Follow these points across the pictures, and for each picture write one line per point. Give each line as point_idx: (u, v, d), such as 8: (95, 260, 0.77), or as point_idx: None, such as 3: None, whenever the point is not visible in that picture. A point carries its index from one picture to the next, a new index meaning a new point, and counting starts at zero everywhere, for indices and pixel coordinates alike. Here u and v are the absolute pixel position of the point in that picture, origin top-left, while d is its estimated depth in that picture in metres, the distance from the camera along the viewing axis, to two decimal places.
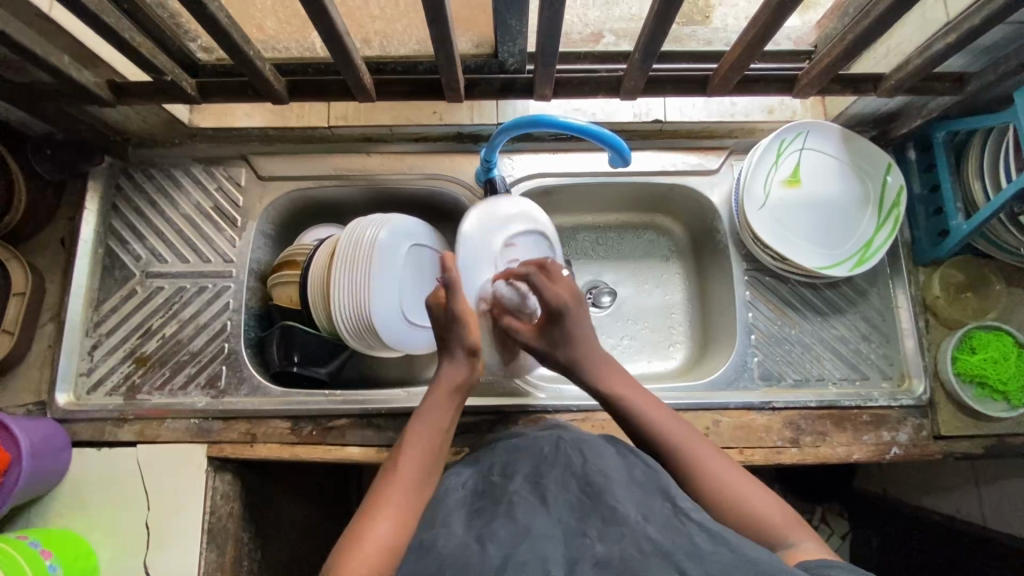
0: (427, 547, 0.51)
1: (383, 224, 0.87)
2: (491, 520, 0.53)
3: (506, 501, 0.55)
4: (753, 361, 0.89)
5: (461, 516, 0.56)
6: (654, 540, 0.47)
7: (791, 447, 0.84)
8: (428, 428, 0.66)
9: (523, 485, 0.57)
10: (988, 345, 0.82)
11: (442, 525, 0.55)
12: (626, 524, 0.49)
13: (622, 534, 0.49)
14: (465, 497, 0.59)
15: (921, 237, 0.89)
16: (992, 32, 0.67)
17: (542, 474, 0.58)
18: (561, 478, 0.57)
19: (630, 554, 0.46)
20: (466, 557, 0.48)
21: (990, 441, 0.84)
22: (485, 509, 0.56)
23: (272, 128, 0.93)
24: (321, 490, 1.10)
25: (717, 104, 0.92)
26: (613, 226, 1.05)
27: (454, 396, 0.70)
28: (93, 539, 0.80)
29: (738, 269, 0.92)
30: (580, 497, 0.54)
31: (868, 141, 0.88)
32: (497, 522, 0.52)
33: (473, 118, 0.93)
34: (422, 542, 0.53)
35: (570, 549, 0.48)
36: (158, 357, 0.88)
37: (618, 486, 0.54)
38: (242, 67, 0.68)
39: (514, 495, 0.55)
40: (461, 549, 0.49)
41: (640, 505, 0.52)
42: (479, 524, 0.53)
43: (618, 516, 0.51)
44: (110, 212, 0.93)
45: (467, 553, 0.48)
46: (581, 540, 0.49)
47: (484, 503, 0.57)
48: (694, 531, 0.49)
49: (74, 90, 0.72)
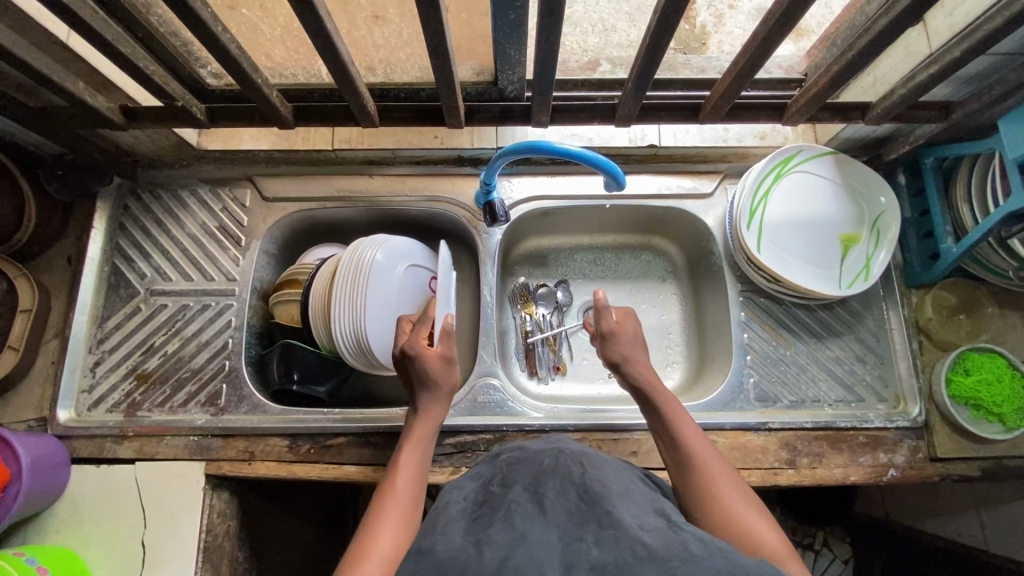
0: (427, 551, 0.51)
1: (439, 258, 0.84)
2: (489, 524, 0.53)
3: (504, 507, 0.55)
4: (749, 382, 0.90)
5: (460, 522, 0.55)
6: (649, 546, 0.48)
7: (788, 468, 0.84)
8: (415, 452, 0.71)
9: (521, 492, 0.57)
10: (981, 367, 0.83)
11: (441, 530, 0.54)
12: (621, 529, 0.50)
13: (617, 538, 0.49)
14: (464, 507, 0.58)
15: (912, 260, 0.91)
16: (975, 63, 0.70)
17: (540, 482, 0.58)
18: (560, 485, 0.57)
19: (625, 559, 0.47)
20: (464, 560, 0.48)
21: (987, 464, 0.84)
22: (483, 515, 0.55)
23: (277, 150, 0.96)
24: (319, 509, 1.11)
25: (710, 131, 0.95)
26: (610, 247, 1.07)
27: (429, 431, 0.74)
28: (88, 556, 0.80)
29: (732, 290, 0.94)
30: (578, 505, 0.55)
31: (862, 165, 0.90)
32: (495, 526, 0.52)
33: (472, 143, 0.95)
34: (422, 546, 0.53)
35: (566, 553, 0.49)
36: (159, 375, 0.89)
37: (615, 497, 0.55)
38: (251, 94, 0.70)
39: (513, 501, 0.55)
40: (460, 554, 0.49)
41: (635, 514, 0.53)
42: (478, 528, 0.53)
43: (614, 523, 0.51)
44: (117, 231, 0.95)
45: (465, 557, 0.49)
46: (578, 545, 0.50)
47: (483, 510, 0.56)
48: (688, 537, 0.49)
49: (87, 113, 0.74)
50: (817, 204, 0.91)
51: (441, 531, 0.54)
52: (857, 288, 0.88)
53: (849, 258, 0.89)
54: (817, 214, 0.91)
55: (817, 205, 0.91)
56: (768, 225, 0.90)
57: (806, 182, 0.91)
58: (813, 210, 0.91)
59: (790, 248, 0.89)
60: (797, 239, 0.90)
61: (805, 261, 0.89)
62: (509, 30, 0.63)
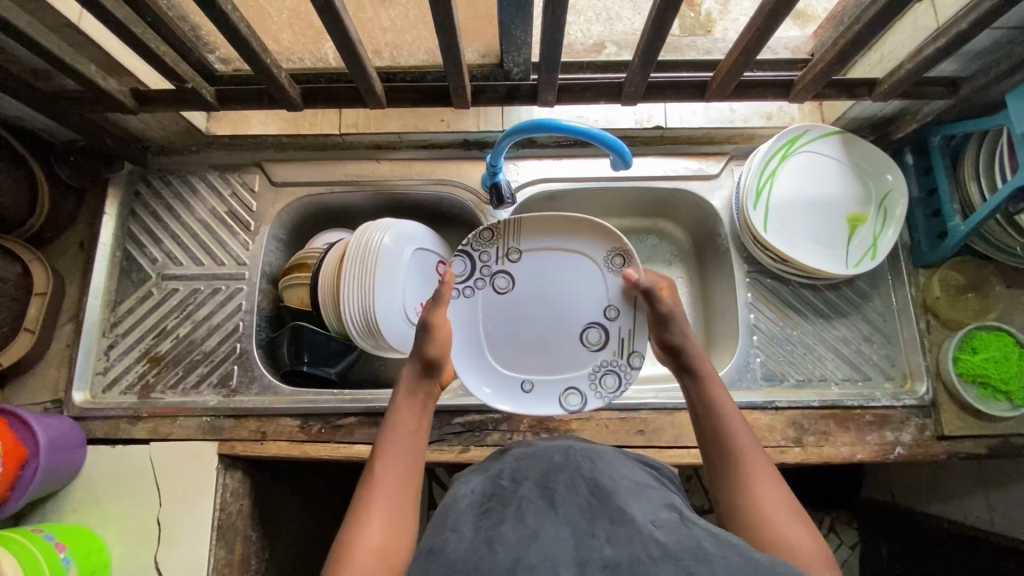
0: (437, 552, 0.49)
1: (605, 234, 0.83)
2: (500, 521, 0.51)
3: (515, 504, 0.54)
4: (755, 362, 0.90)
5: (469, 516, 0.54)
6: (663, 543, 0.47)
7: (794, 446, 0.84)
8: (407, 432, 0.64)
9: (531, 489, 0.56)
10: (989, 345, 0.83)
11: (450, 527, 0.53)
12: (634, 526, 0.49)
13: (631, 535, 0.48)
14: (472, 502, 0.57)
15: (920, 240, 0.90)
16: (982, 37, 0.69)
17: (550, 479, 0.57)
18: (570, 480, 0.56)
19: (639, 557, 0.46)
20: (477, 560, 0.47)
21: (995, 442, 0.84)
22: (492, 509, 0.54)
23: (285, 135, 0.95)
24: (332, 492, 1.13)
25: (716, 111, 0.94)
26: (616, 231, 1.08)
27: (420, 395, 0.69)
28: (105, 534, 0.82)
29: (739, 271, 0.94)
30: (589, 501, 0.53)
31: (869, 145, 0.89)
32: (506, 524, 0.51)
33: (478, 126, 0.94)
34: (432, 546, 0.51)
35: (579, 550, 0.47)
36: (172, 357, 0.91)
37: (625, 493, 0.54)
38: (260, 74, 0.71)
39: (524, 497, 0.54)
40: (472, 554, 0.47)
41: (646, 512, 0.52)
42: (488, 524, 0.52)
43: (626, 520, 0.50)
44: (128, 217, 0.96)
45: (478, 556, 0.47)
46: (590, 541, 0.48)
47: (491, 504, 0.56)
48: (701, 534, 0.49)
49: (98, 96, 0.75)
50: (824, 184, 0.91)
51: (450, 529, 0.52)
52: (864, 267, 0.87)
53: (855, 238, 0.89)
54: (825, 193, 0.90)
55: (824, 185, 0.91)
56: (776, 205, 0.90)
57: (814, 162, 0.91)
58: (819, 190, 0.91)
59: (797, 228, 0.89)
60: (803, 219, 0.90)
61: (812, 240, 0.89)
62: (514, 9, 0.63)
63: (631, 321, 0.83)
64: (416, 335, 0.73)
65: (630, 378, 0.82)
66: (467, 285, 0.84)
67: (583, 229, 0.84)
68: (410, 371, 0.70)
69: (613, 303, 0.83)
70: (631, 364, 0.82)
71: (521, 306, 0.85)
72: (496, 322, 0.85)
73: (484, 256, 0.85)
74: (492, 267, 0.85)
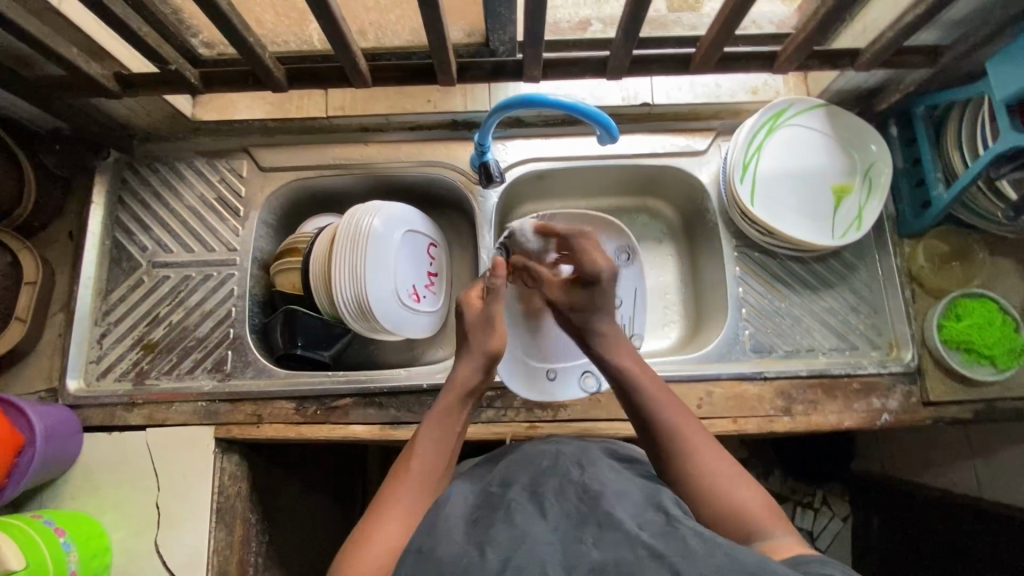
0: (426, 553, 0.53)
1: (615, 233, 0.94)
2: (491, 525, 0.55)
3: (504, 509, 0.57)
4: (744, 334, 0.91)
5: (460, 528, 0.56)
6: (650, 545, 0.49)
7: (784, 415, 0.86)
8: (439, 435, 0.70)
9: (520, 494, 0.59)
10: (974, 312, 0.85)
11: (442, 532, 0.56)
12: (620, 530, 0.52)
13: (618, 539, 0.51)
14: (466, 506, 0.61)
15: (905, 209, 0.92)
16: (962, 3, 0.70)
17: (539, 484, 0.61)
18: (559, 486, 0.59)
19: (626, 559, 0.48)
20: (467, 564, 0.50)
21: (979, 406, 0.86)
22: (482, 517, 0.58)
23: (272, 119, 0.95)
24: (330, 478, 1.14)
25: (703, 87, 0.95)
26: (606, 210, 1.08)
27: (465, 397, 0.74)
28: (104, 520, 0.83)
29: (727, 246, 0.95)
30: (578, 505, 0.57)
31: (853, 116, 0.90)
32: (496, 527, 0.55)
33: (466, 105, 0.95)
34: (422, 547, 0.55)
35: (567, 555, 0.50)
36: (165, 344, 0.91)
37: (612, 497, 0.57)
38: (243, 54, 0.70)
39: (513, 501, 0.58)
40: (461, 560, 0.51)
41: (634, 514, 0.54)
42: (478, 531, 0.55)
43: (613, 524, 0.53)
44: (116, 205, 0.95)
45: (467, 563, 0.50)
46: (578, 547, 0.51)
47: (481, 512, 0.59)
48: (687, 533, 0.50)
49: (82, 81, 0.74)
50: (810, 157, 0.91)
51: (441, 534, 0.55)
52: (850, 238, 0.88)
53: (841, 209, 0.90)
54: (811, 166, 0.91)
55: (810, 158, 0.91)
56: (764, 179, 0.90)
57: (800, 136, 0.91)
58: (805, 163, 0.91)
59: (784, 202, 0.90)
60: (790, 192, 0.91)
61: (799, 212, 0.90)
62: None
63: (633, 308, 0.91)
64: (475, 330, 0.77)
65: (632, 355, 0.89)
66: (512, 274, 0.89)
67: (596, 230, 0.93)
68: (471, 367, 0.75)
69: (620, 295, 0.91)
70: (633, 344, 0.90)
71: (549, 297, 0.89)
72: (523, 314, 0.89)
73: (531, 246, 0.88)
74: (541, 256, 0.88)
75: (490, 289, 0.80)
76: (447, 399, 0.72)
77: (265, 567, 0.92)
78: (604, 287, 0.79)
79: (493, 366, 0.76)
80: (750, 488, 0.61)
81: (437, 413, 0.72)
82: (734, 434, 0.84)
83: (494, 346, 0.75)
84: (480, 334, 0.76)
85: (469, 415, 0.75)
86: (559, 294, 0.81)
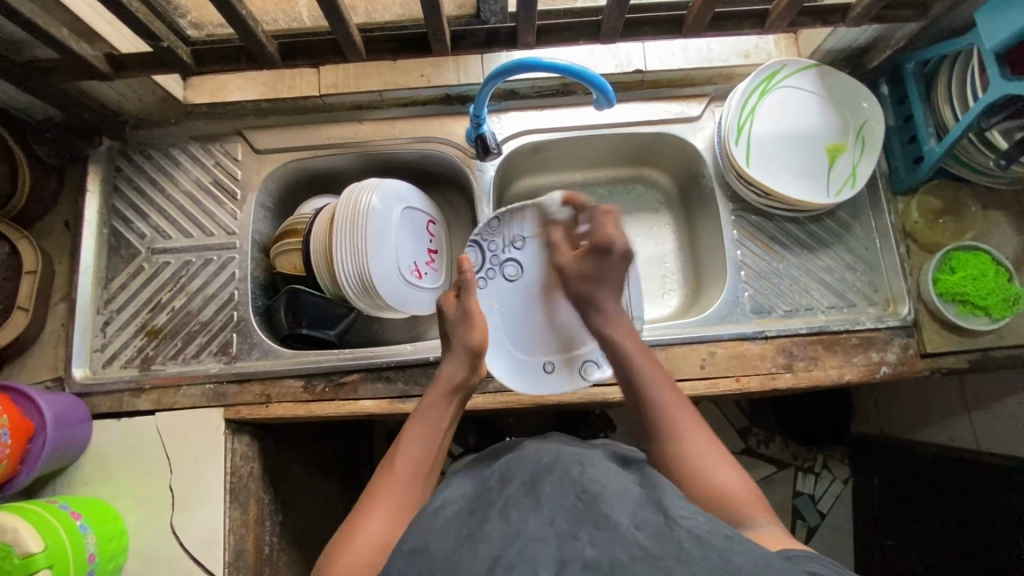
0: (419, 552, 0.52)
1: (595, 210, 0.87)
2: (485, 521, 0.55)
3: (499, 508, 0.57)
4: (744, 296, 0.92)
5: (455, 522, 0.57)
6: (643, 545, 0.48)
7: (785, 372, 0.87)
8: (426, 431, 0.70)
9: (517, 490, 0.59)
10: (967, 263, 0.86)
11: (435, 532, 0.55)
12: (615, 531, 0.50)
13: (613, 538, 0.49)
14: (461, 504, 0.61)
15: (898, 166, 0.93)
16: None
17: (537, 480, 0.60)
18: (557, 483, 0.58)
19: (619, 558, 0.47)
20: (458, 557, 0.50)
21: (975, 356, 0.87)
22: (478, 511, 0.58)
23: (265, 100, 0.94)
24: (339, 462, 1.15)
25: (696, 52, 0.95)
26: (602, 182, 1.09)
27: (453, 395, 0.73)
28: (119, 504, 0.83)
29: (723, 210, 0.96)
30: (574, 504, 0.55)
31: (844, 75, 0.91)
32: (490, 523, 0.54)
33: (460, 79, 0.94)
34: (415, 546, 0.54)
35: (560, 550, 0.49)
36: (170, 329, 0.91)
37: (610, 497, 0.55)
38: (235, 28, 0.70)
39: (510, 498, 0.58)
40: (453, 554, 0.50)
41: (630, 513, 0.53)
42: (472, 525, 0.55)
43: (609, 524, 0.51)
44: (112, 193, 0.95)
45: (458, 557, 0.50)
46: (572, 543, 0.49)
47: (477, 506, 0.59)
48: (684, 535, 0.49)
49: (72, 63, 0.73)
50: (804, 116, 0.92)
51: (433, 532, 0.55)
52: (845, 195, 0.89)
53: (835, 168, 0.91)
54: (804, 126, 0.92)
55: (803, 117, 0.92)
56: (759, 141, 0.91)
57: (793, 97, 0.92)
58: (799, 122, 0.92)
59: (779, 162, 0.91)
60: (784, 152, 0.91)
61: (794, 172, 0.91)
62: None
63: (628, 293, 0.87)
64: (455, 327, 0.77)
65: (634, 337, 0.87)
66: (482, 275, 0.86)
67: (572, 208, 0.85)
68: (454, 364, 0.75)
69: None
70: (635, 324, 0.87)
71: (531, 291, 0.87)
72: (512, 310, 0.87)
73: (491, 245, 0.86)
74: (501, 256, 0.86)
75: (460, 288, 0.78)
76: (432, 395, 0.72)
77: (281, 547, 0.94)
78: (615, 258, 0.77)
79: (479, 360, 0.75)
80: (735, 472, 0.62)
81: (423, 410, 0.72)
82: (737, 392, 0.86)
83: (476, 342, 0.75)
84: (463, 329, 0.76)
85: (458, 411, 0.74)
86: (571, 262, 0.79)
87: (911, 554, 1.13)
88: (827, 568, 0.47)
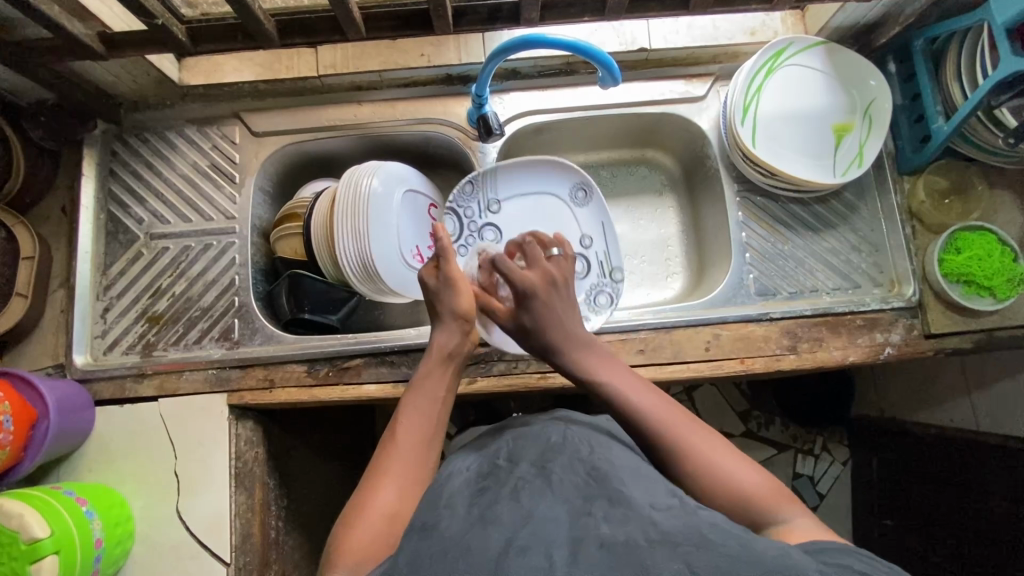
0: (430, 529, 0.51)
1: (567, 169, 0.95)
2: (496, 502, 0.53)
3: (510, 485, 0.56)
4: (749, 278, 0.92)
5: (465, 496, 0.57)
6: (662, 528, 0.47)
7: (790, 353, 0.87)
8: (428, 399, 0.68)
9: (527, 469, 0.58)
10: (973, 244, 0.85)
11: (445, 505, 0.55)
12: (632, 509, 0.50)
13: (629, 516, 0.49)
14: (468, 479, 0.61)
15: (904, 145, 0.92)
16: None
17: (547, 460, 0.59)
18: (568, 464, 0.58)
19: (637, 540, 0.46)
20: (470, 539, 0.48)
21: (980, 336, 0.87)
22: (489, 487, 0.57)
23: (262, 81, 0.92)
24: (342, 448, 1.15)
25: (700, 29, 0.93)
26: (605, 164, 1.08)
27: (448, 361, 0.72)
28: (124, 489, 0.83)
29: (729, 190, 0.95)
30: (586, 481, 0.55)
31: (852, 53, 0.90)
32: (501, 504, 0.53)
33: (460, 58, 0.92)
34: (426, 522, 0.53)
35: (574, 529, 0.49)
36: (171, 315, 0.90)
37: (623, 475, 0.55)
38: (232, 5, 0.68)
39: (520, 479, 0.57)
40: (463, 533, 0.49)
41: (647, 493, 0.53)
42: (484, 503, 0.54)
43: (624, 502, 0.51)
44: (108, 177, 0.93)
45: (469, 536, 0.49)
46: (587, 521, 0.49)
47: (487, 482, 0.58)
48: (702, 521, 0.49)
49: (64, 41, 0.71)
50: (811, 95, 0.91)
51: (444, 506, 0.55)
52: (851, 175, 0.89)
53: (842, 147, 0.90)
54: (811, 105, 0.91)
55: (810, 96, 0.91)
56: (763, 119, 0.90)
57: (799, 75, 0.91)
58: (805, 101, 0.91)
59: (784, 141, 0.90)
60: (789, 131, 0.90)
61: (800, 151, 0.90)
62: None
63: (604, 244, 0.95)
64: (440, 294, 0.75)
65: (616, 291, 0.92)
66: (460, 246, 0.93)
67: (548, 168, 0.95)
68: (445, 330, 0.73)
69: (585, 233, 0.96)
70: (614, 279, 0.93)
71: None
72: None
73: (467, 210, 0.94)
74: (478, 221, 0.94)
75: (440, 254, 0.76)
76: (430, 362, 0.71)
77: (286, 531, 0.94)
78: None
79: (469, 325, 0.75)
80: (751, 468, 0.58)
81: (423, 377, 0.69)
82: (742, 373, 0.86)
83: (463, 307, 0.75)
84: (448, 294, 0.75)
85: (457, 378, 0.72)
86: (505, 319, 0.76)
87: (909, 533, 1.14)
88: (860, 562, 0.45)
